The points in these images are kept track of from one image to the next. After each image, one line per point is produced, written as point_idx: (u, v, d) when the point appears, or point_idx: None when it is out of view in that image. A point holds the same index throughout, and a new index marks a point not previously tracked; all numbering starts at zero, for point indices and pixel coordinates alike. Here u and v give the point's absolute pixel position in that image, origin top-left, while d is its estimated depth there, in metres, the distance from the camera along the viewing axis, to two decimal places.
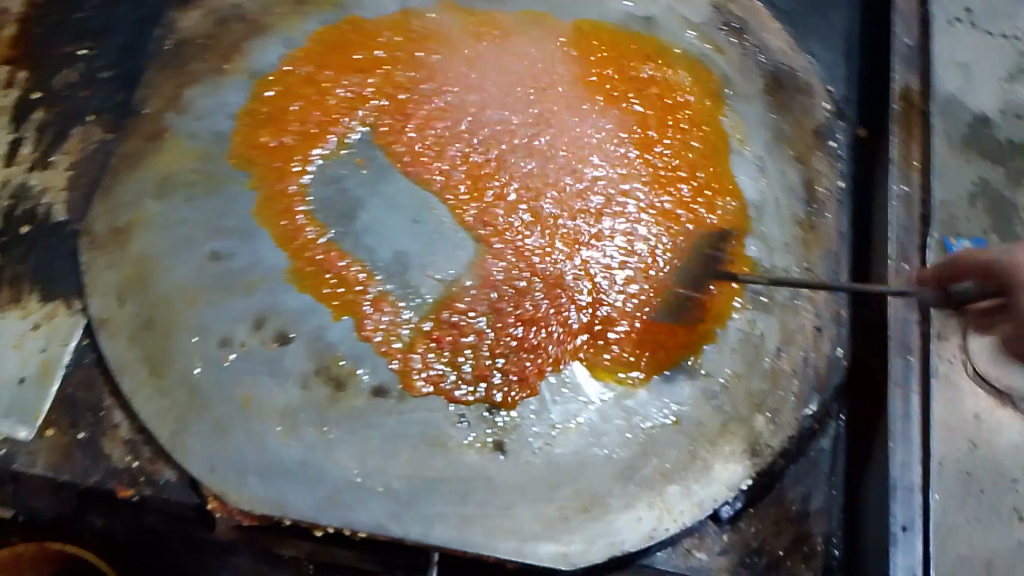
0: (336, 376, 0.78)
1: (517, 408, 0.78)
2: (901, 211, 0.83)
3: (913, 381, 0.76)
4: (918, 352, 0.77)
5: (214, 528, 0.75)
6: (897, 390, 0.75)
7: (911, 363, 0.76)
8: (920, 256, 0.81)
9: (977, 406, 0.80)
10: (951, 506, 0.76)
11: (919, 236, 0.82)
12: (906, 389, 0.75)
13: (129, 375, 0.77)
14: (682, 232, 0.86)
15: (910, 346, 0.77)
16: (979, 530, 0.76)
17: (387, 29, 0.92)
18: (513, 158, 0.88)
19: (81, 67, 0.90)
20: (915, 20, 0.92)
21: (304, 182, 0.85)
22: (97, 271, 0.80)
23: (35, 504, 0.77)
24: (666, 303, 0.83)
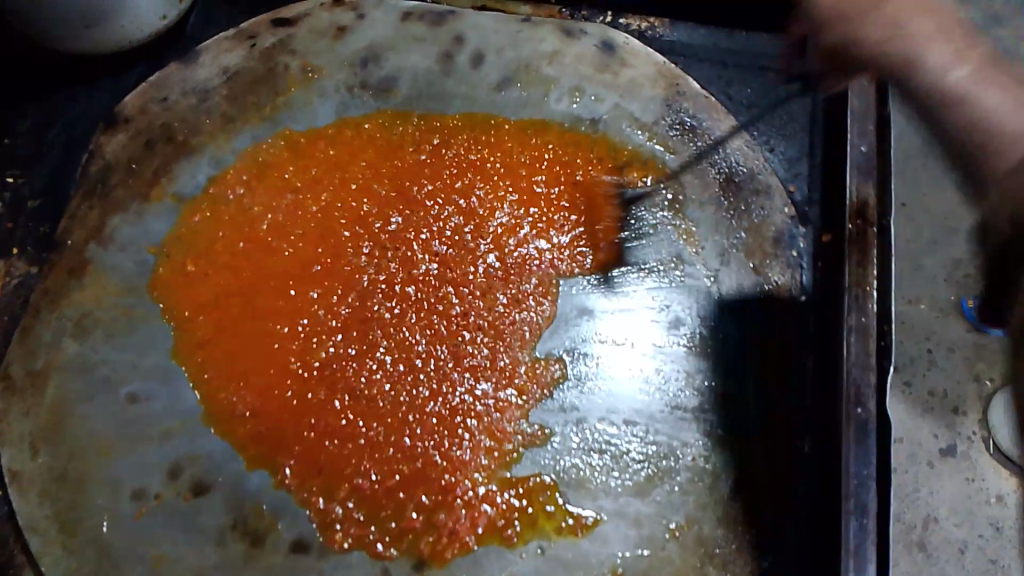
0: (254, 529, 0.73)
1: (447, 564, 0.73)
2: (858, 345, 0.77)
3: (870, 551, 0.70)
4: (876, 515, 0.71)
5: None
6: (851, 560, 0.69)
7: (867, 527, 0.70)
8: (878, 399, 0.75)
9: (999, 487, 0.96)
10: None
11: (877, 371, 0.76)
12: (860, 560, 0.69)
13: (39, 536, 0.73)
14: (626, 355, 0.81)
15: (865, 507, 0.71)
16: None
17: (322, 144, 0.90)
18: (448, 281, 0.84)
19: (8, 196, 0.89)
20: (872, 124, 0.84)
21: (227, 313, 0.82)
22: (10, 420, 0.77)
23: None
24: (609, 438, 0.77)
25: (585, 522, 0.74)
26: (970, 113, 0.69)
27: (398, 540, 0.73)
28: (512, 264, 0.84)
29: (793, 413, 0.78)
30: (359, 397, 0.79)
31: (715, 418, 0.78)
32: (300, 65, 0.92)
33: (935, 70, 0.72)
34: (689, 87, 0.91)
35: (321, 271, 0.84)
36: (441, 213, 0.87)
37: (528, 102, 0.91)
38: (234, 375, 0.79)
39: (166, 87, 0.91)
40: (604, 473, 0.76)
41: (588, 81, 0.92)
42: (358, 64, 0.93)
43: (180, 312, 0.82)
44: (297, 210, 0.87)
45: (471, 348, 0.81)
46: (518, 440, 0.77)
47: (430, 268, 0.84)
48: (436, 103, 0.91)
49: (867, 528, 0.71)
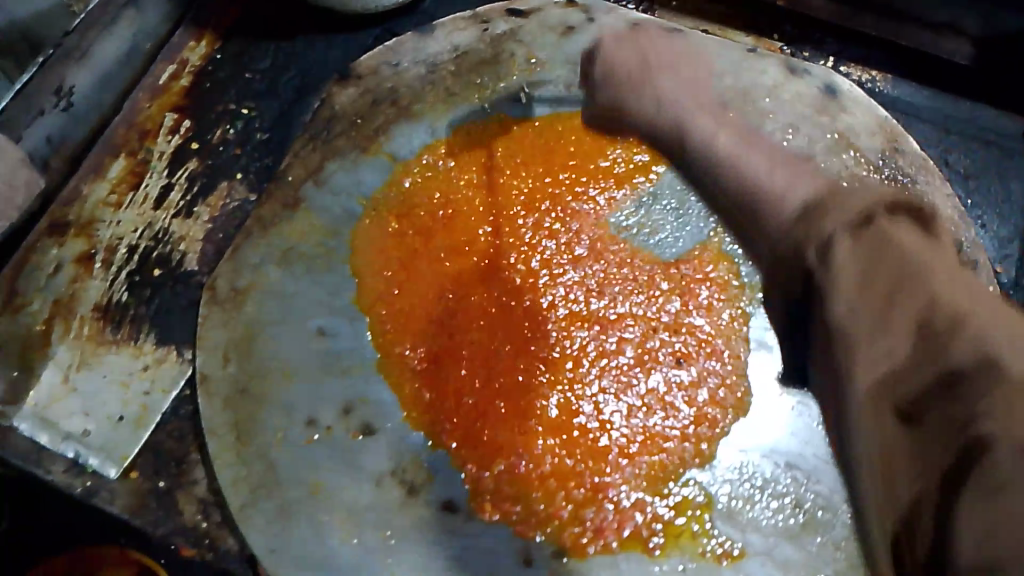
0: (411, 480, 0.76)
1: (588, 559, 0.73)
2: None
3: None
4: None
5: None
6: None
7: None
8: None
9: None
10: None
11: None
12: None
13: (216, 439, 0.78)
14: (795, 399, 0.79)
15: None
16: None
17: (536, 134, 0.92)
18: (628, 290, 0.85)
19: (240, 126, 0.95)
20: None
21: (416, 274, 0.85)
22: (209, 327, 0.83)
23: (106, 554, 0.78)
24: (766, 477, 0.76)
25: (732, 552, 0.73)
26: (730, 168, 0.55)
27: (544, 527, 0.75)
28: (695, 287, 0.85)
29: None
30: (531, 382, 0.80)
31: None
32: (525, 55, 0.96)
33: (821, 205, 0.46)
34: (908, 146, 0.90)
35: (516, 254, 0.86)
36: (639, 225, 0.88)
37: None
38: (413, 333, 0.83)
39: (399, 54, 0.96)
40: (759, 509, 0.75)
41: (806, 121, 0.91)
42: (581, 64, 0.95)
43: (376, 264, 0.86)
44: (497, 190, 0.90)
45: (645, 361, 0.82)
46: (677, 460, 0.77)
47: (620, 273, 0.86)
48: None
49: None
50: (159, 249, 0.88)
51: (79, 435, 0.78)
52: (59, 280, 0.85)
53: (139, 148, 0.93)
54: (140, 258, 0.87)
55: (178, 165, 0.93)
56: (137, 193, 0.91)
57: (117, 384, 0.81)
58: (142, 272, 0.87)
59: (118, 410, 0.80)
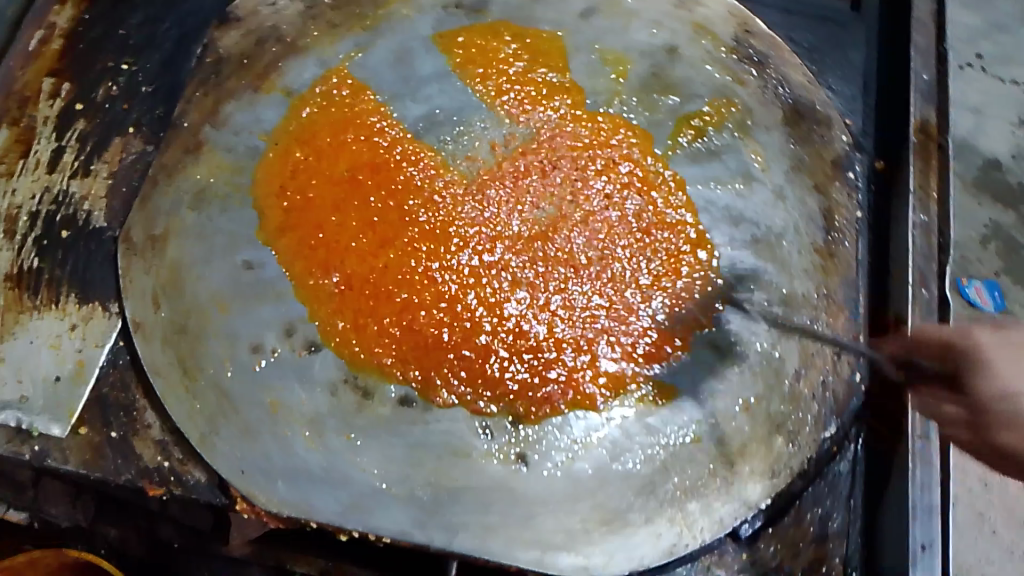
0: (364, 385, 0.80)
1: (539, 423, 0.80)
2: (920, 239, 0.88)
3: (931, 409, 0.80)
4: None
5: (227, 544, 0.79)
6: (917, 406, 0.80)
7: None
8: (939, 284, 0.86)
9: None
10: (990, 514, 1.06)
11: (936, 264, 0.87)
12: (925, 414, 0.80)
13: (162, 379, 0.79)
14: (696, 256, 0.88)
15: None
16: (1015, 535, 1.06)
17: (421, 52, 0.95)
18: (531, 183, 0.90)
19: (123, 81, 0.94)
20: (927, 73, 0.96)
21: (328, 197, 0.87)
22: (133, 276, 0.83)
23: (51, 510, 0.83)
24: (685, 326, 0.85)
25: (664, 395, 0.81)
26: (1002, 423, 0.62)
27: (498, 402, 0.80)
28: (591, 172, 0.92)
29: (852, 312, 0.86)
30: (460, 280, 0.85)
31: (781, 310, 0.85)
32: None
33: (1010, 399, 0.60)
34: (757, 27, 0.99)
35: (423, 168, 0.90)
36: (532, 123, 0.93)
37: (614, 30, 0.98)
38: (336, 251, 0.85)
39: None
40: (683, 352, 0.84)
41: (667, 17, 0.99)
42: None
43: (286, 195, 0.87)
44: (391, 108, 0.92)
45: (562, 245, 0.87)
46: (605, 324, 0.84)
47: (523, 169, 0.91)
48: (526, 24, 0.98)
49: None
50: (63, 211, 0.87)
51: (17, 401, 0.78)
52: None
53: (21, 116, 0.91)
54: (44, 222, 0.86)
55: (67, 127, 0.91)
56: (29, 159, 0.89)
57: (47, 346, 0.80)
58: (50, 235, 0.86)
59: (53, 370, 0.80)
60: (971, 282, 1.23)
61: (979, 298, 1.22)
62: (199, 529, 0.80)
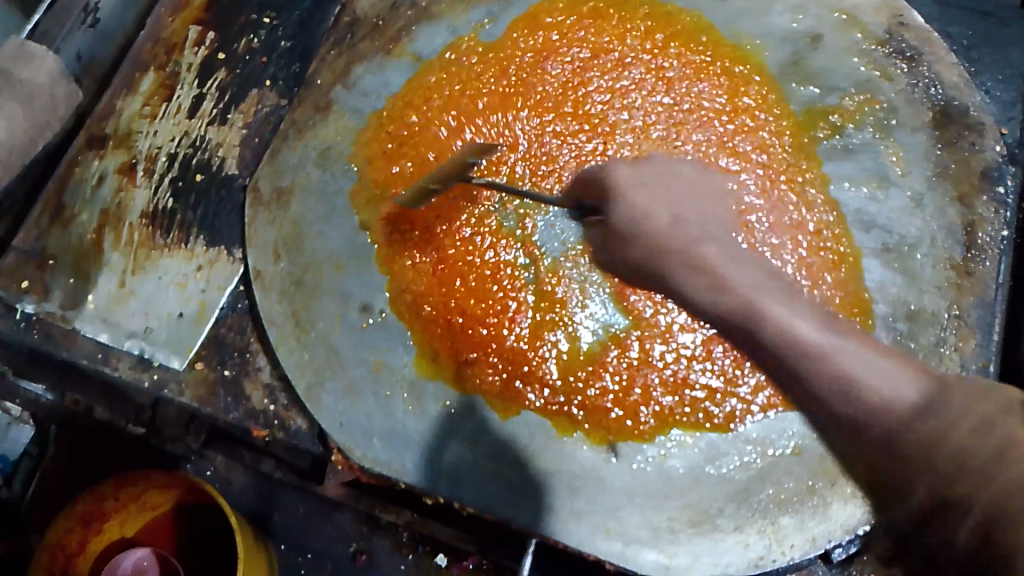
0: (460, 353, 0.80)
1: (632, 422, 0.78)
2: None
3: None
4: None
5: (323, 483, 0.83)
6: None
7: None
8: None
9: None
10: None
11: None
12: None
13: (276, 329, 0.82)
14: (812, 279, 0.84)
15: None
16: None
17: (541, 31, 0.94)
18: (639, 168, 0.89)
19: (263, 35, 0.97)
20: None
21: (443, 164, 0.89)
22: (257, 227, 0.86)
23: (166, 432, 0.86)
24: None
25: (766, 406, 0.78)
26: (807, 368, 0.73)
27: (585, 405, 0.79)
28: (717, 165, 0.89)
29: (983, 336, 0.82)
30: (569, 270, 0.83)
31: (905, 328, 0.83)
32: None
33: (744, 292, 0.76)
34: (912, 19, 0.92)
35: (533, 162, 0.90)
36: (646, 119, 0.91)
37: (752, 14, 0.93)
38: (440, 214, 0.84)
39: None
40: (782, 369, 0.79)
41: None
42: None
43: (395, 171, 0.88)
44: (514, 78, 0.92)
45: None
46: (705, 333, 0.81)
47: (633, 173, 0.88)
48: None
49: None
50: (198, 155, 0.91)
51: (143, 332, 0.83)
52: (104, 191, 0.88)
53: (167, 63, 0.95)
54: (180, 165, 0.90)
55: (208, 75, 0.95)
56: (170, 105, 0.93)
57: (174, 285, 0.85)
58: (184, 179, 0.89)
59: (178, 307, 0.84)
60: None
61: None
62: (296, 467, 0.84)
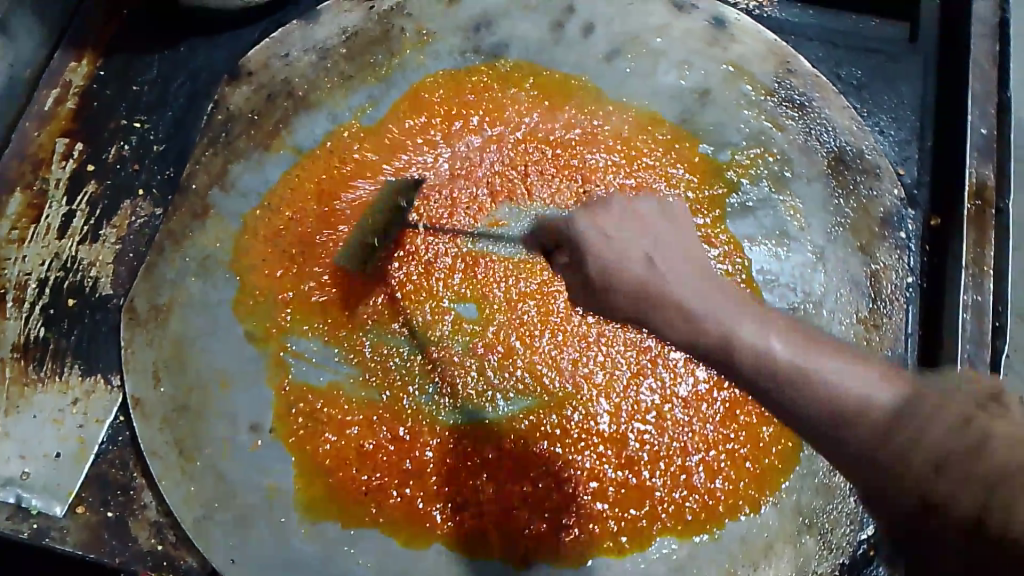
0: (352, 473, 0.76)
1: (535, 527, 0.74)
2: (973, 323, 0.78)
3: None
4: None
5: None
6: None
7: None
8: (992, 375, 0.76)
9: None
10: None
11: (991, 348, 0.77)
12: None
13: (159, 460, 0.77)
14: None
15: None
16: None
17: (425, 109, 0.91)
18: (529, 244, 0.84)
19: (135, 141, 0.93)
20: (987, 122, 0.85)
21: (326, 262, 0.85)
22: (135, 348, 0.81)
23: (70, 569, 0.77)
24: (694, 409, 0.78)
25: (679, 498, 0.75)
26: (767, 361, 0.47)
27: (495, 517, 0.74)
28: None
29: None
30: (465, 365, 0.80)
31: None
32: (415, 29, 0.95)
33: (685, 309, 0.51)
34: (799, 65, 0.91)
35: (420, 248, 0.84)
36: (537, 188, 0.87)
37: (638, 76, 0.92)
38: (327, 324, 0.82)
39: (289, 43, 0.94)
40: (698, 466, 0.76)
41: (697, 56, 0.92)
42: (470, 30, 0.95)
43: (281, 278, 0.84)
44: (400, 160, 0.89)
45: (571, 345, 0.80)
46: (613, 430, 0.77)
47: (531, 258, 0.84)
48: (547, 67, 0.93)
49: None
50: (70, 279, 0.86)
51: (20, 478, 0.77)
52: None
53: (35, 180, 0.91)
54: (52, 291, 0.85)
55: (78, 189, 0.90)
56: (39, 225, 0.88)
57: (49, 422, 0.79)
58: (57, 304, 0.85)
59: (55, 447, 0.79)
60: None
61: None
62: None
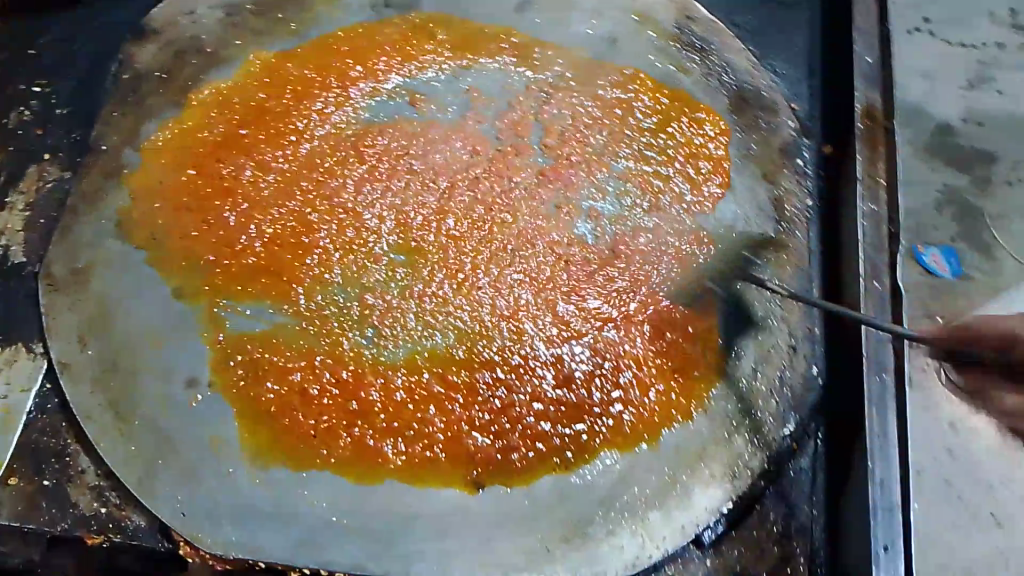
0: (299, 418, 0.77)
1: (483, 453, 0.77)
2: (870, 229, 0.84)
3: (889, 398, 0.77)
4: (893, 371, 0.78)
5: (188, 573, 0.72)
6: (873, 408, 0.77)
7: (886, 382, 0.78)
8: (890, 277, 0.82)
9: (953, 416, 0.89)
10: (929, 511, 0.85)
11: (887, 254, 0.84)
12: (881, 405, 0.77)
13: (95, 423, 0.75)
14: (642, 268, 0.84)
15: (884, 363, 0.78)
16: (959, 535, 0.84)
17: (338, 62, 0.92)
18: (454, 190, 0.86)
19: (37, 104, 0.90)
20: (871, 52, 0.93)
21: (251, 216, 0.84)
22: (57, 314, 0.79)
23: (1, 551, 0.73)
24: (623, 333, 0.82)
25: (616, 416, 0.79)
26: None
27: (444, 445, 0.77)
28: (534, 178, 0.87)
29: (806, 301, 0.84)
30: (401, 306, 0.81)
31: (735, 305, 0.83)
32: None
33: None
34: (698, 13, 0.96)
35: (348, 198, 0.85)
36: (454, 134, 0.89)
37: (549, 25, 0.95)
38: (258, 276, 0.82)
39: (195, 1, 0.94)
40: (631, 381, 0.80)
41: (605, 6, 0.96)
42: None
43: (206, 232, 0.83)
44: (318, 114, 0.89)
45: (503, 281, 0.83)
46: (548, 355, 0.80)
47: (459, 202, 0.86)
48: (460, 19, 0.95)
49: (886, 384, 0.78)
50: None
51: None
52: None
53: None
54: None
55: None
56: None
57: None
58: None
59: None
60: (926, 249, 0.96)
61: (937, 268, 0.95)
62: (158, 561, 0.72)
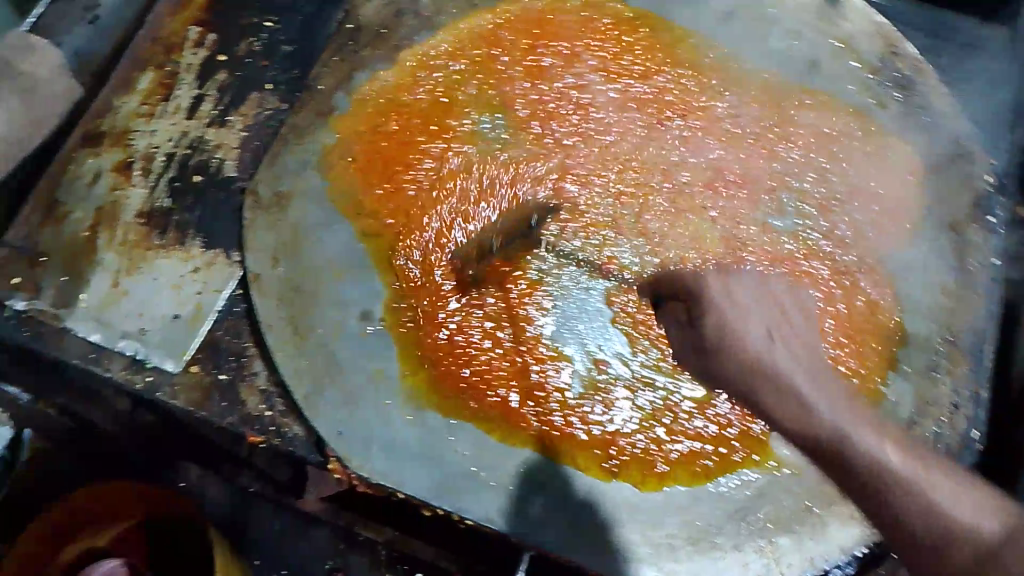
0: (454, 370, 0.80)
1: (624, 442, 0.78)
2: None
3: None
4: None
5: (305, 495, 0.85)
6: None
7: None
8: None
9: None
10: None
11: None
12: None
13: (274, 333, 0.81)
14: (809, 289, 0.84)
15: None
16: None
17: (542, 44, 0.95)
18: (628, 180, 0.88)
19: (264, 38, 0.96)
20: None
21: (438, 173, 0.88)
22: (256, 230, 0.85)
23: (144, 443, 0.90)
24: None
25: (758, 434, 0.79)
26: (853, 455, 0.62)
27: (586, 424, 0.78)
28: (716, 184, 0.88)
29: (974, 361, 0.83)
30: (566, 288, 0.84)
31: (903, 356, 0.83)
32: None
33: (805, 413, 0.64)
34: (905, 50, 0.95)
35: (530, 170, 0.88)
36: (635, 121, 0.91)
37: (752, 39, 0.96)
38: (437, 230, 0.86)
39: None
40: None
41: (808, 27, 0.96)
42: None
43: (398, 184, 0.87)
44: (513, 90, 0.92)
45: None
46: None
47: (638, 196, 0.87)
48: (664, 19, 0.97)
49: None
50: (196, 156, 0.90)
51: (137, 334, 0.82)
52: (99, 189, 0.88)
53: (166, 61, 0.94)
54: (178, 166, 0.90)
55: (207, 76, 0.94)
56: (169, 104, 0.93)
57: (169, 287, 0.84)
58: (182, 179, 0.89)
59: (173, 309, 0.83)
60: None
61: None
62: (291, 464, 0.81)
